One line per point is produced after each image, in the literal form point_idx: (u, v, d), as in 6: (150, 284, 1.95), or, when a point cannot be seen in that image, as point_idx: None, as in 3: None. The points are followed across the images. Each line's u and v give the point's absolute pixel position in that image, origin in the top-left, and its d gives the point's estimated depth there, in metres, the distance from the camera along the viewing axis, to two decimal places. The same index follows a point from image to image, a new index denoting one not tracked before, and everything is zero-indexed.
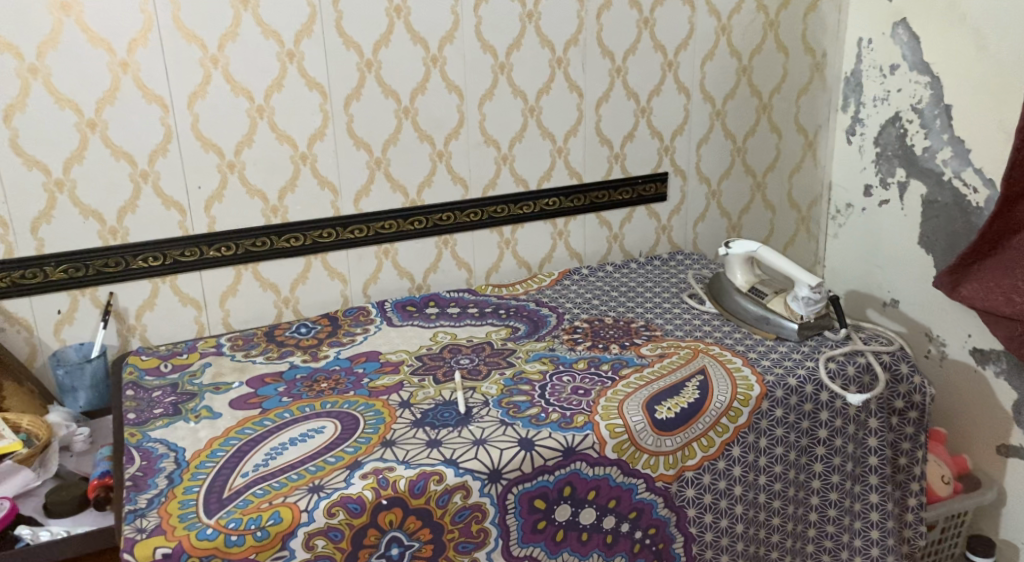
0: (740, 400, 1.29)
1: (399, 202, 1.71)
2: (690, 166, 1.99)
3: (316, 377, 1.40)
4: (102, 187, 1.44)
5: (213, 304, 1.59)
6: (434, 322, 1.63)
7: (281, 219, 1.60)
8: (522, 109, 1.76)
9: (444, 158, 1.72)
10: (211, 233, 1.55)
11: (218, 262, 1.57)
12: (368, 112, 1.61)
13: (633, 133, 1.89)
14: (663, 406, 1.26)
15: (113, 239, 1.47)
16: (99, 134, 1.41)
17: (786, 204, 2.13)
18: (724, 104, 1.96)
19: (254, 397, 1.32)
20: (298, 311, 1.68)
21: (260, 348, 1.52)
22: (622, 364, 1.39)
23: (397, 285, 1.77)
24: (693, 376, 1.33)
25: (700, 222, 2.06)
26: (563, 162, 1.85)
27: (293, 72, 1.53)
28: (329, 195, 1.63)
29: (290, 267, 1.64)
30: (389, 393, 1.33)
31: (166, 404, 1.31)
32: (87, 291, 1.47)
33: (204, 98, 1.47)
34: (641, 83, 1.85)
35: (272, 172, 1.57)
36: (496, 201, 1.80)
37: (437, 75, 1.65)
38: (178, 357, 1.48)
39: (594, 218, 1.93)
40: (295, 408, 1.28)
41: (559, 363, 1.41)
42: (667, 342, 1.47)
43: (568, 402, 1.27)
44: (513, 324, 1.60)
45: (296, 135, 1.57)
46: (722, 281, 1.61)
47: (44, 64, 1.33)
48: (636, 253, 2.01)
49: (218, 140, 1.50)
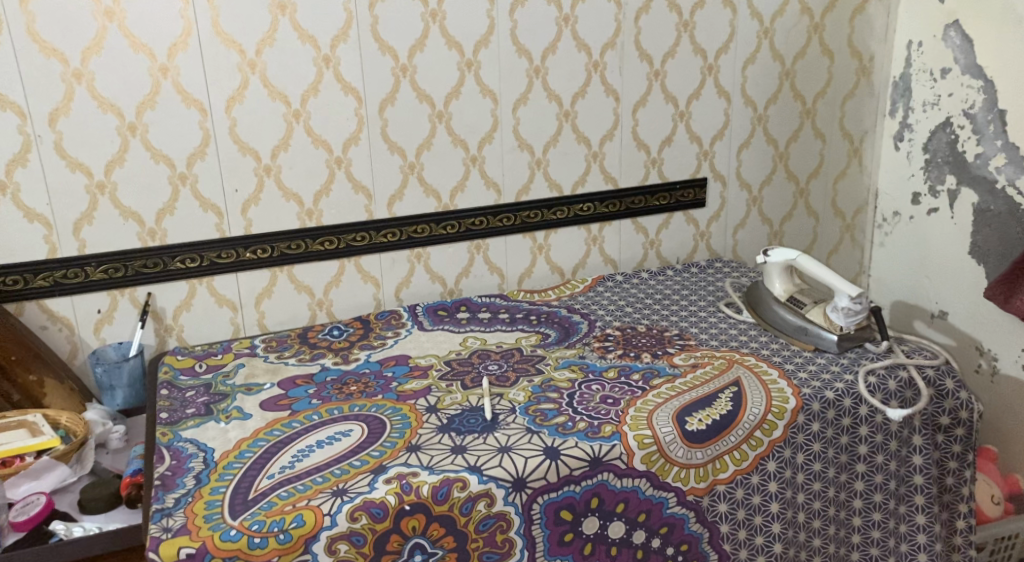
0: (775, 413, 1.25)
1: (433, 206, 1.71)
2: (730, 172, 1.95)
3: (345, 380, 1.40)
4: (143, 190, 1.47)
5: (248, 305, 1.61)
6: (465, 327, 1.62)
7: (316, 222, 1.62)
8: (557, 113, 1.75)
9: (478, 163, 1.72)
10: (247, 236, 1.57)
11: (253, 264, 1.59)
12: (403, 116, 1.62)
13: (671, 138, 1.86)
14: (694, 418, 1.23)
15: (153, 240, 1.50)
16: (140, 137, 1.44)
17: (830, 211, 2.08)
18: (766, 109, 1.92)
19: (285, 399, 1.33)
20: (331, 313, 1.69)
21: (293, 350, 1.53)
22: (653, 374, 1.36)
23: (429, 289, 1.77)
24: (727, 388, 1.30)
25: (740, 228, 2.01)
26: (598, 167, 1.83)
27: (329, 77, 1.54)
28: (363, 199, 1.64)
29: (324, 270, 1.65)
30: (417, 397, 1.33)
31: (198, 404, 1.33)
32: (126, 291, 1.50)
33: (242, 103, 1.49)
34: (680, 87, 1.82)
35: (307, 176, 1.58)
36: (530, 206, 1.79)
37: (472, 80, 1.65)
38: (213, 358, 1.50)
39: (630, 224, 1.90)
40: (323, 411, 1.29)
41: (589, 371, 1.39)
42: (701, 351, 1.44)
43: (596, 411, 1.25)
44: (544, 330, 1.58)
45: (331, 140, 1.58)
46: (760, 290, 1.57)
47: (88, 69, 1.37)
48: (672, 260, 1.97)
49: (255, 144, 1.52)
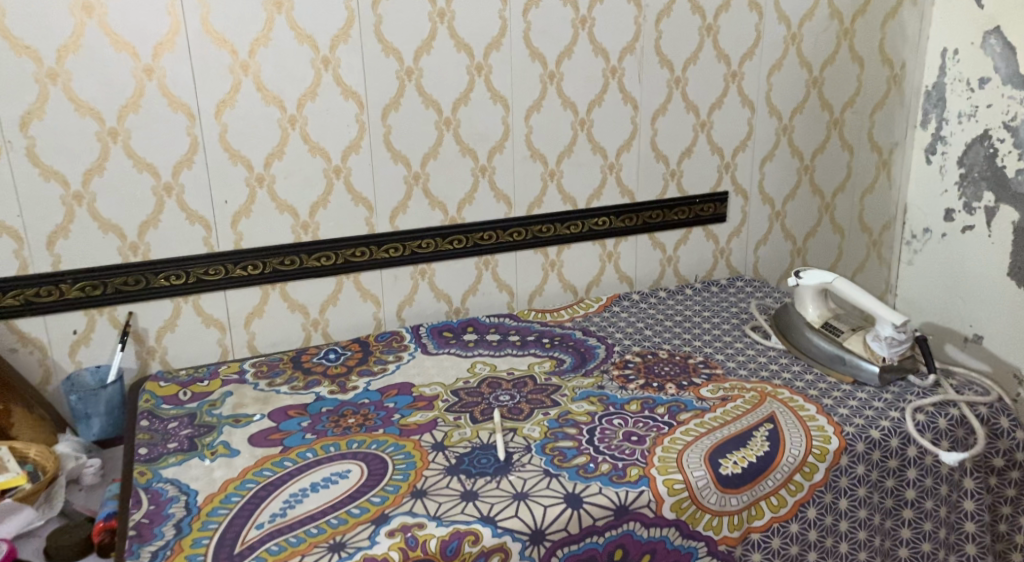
0: (816, 454, 1.13)
1: (439, 219, 1.60)
2: (753, 185, 1.84)
3: (342, 412, 1.28)
4: (124, 201, 1.35)
5: (238, 325, 1.49)
6: (472, 351, 1.51)
7: (312, 236, 1.50)
8: (572, 121, 1.64)
9: (487, 173, 1.61)
10: (238, 250, 1.45)
11: (244, 282, 1.47)
12: (408, 122, 1.51)
13: (691, 149, 1.75)
14: (728, 460, 1.10)
15: (134, 255, 1.38)
16: (121, 144, 1.32)
17: (856, 227, 1.97)
18: (792, 119, 1.81)
19: (276, 433, 1.21)
20: (327, 334, 1.57)
21: (285, 376, 1.41)
22: (680, 408, 1.24)
23: (434, 308, 1.65)
24: (762, 424, 1.18)
25: (761, 245, 1.90)
26: (614, 178, 1.71)
27: (329, 80, 1.42)
28: (364, 212, 1.53)
29: (321, 287, 1.53)
30: (421, 433, 1.21)
31: (181, 438, 1.21)
32: (104, 311, 1.38)
33: (233, 107, 1.37)
34: (702, 95, 1.71)
35: (304, 187, 1.47)
36: (541, 219, 1.68)
37: (482, 84, 1.54)
38: (198, 384, 1.38)
39: (647, 240, 1.79)
40: (318, 448, 1.17)
41: (609, 404, 1.27)
42: (729, 381, 1.32)
43: (620, 452, 1.13)
44: (558, 356, 1.47)
45: (330, 148, 1.46)
46: (791, 314, 1.45)
47: (64, 68, 1.25)
48: (691, 277, 1.86)
49: (247, 151, 1.40)
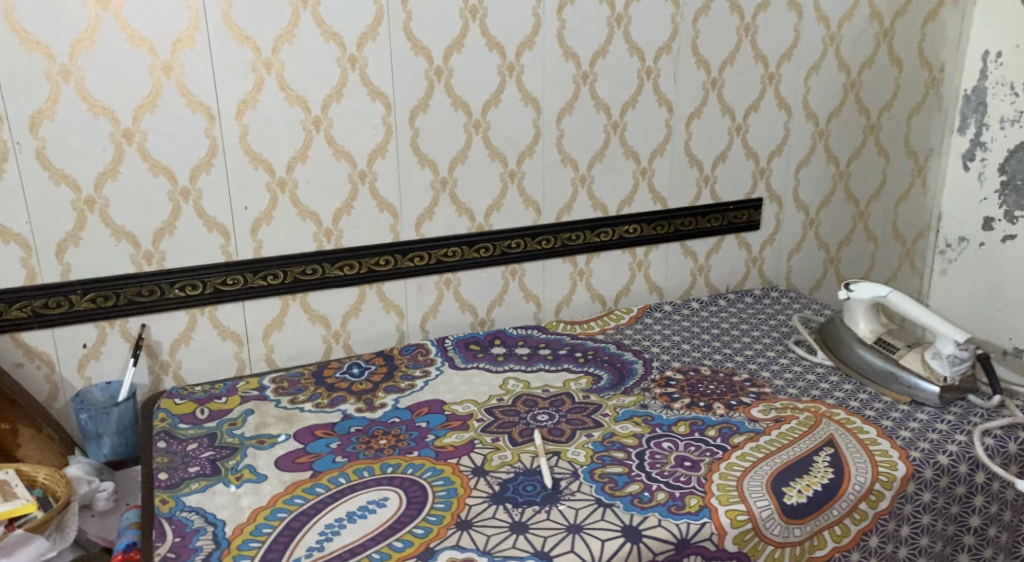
0: (883, 481, 1.06)
1: (466, 226, 1.52)
2: (787, 192, 1.78)
3: (372, 432, 1.21)
4: (138, 206, 1.27)
5: (255, 338, 1.41)
6: (503, 366, 1.44)
7: (335, 244, 1.42)
8: (605, 124, 1.57)
9: (517, 178, 1.53)
10: (257, 259, 1.37)
11: (264, 292, 1.39)
12: (435, 124, 1.43)
13: (726, 154, 1.69)
14: (792, 489, 1.03)
15: (148, 264, 1.30)
16: (137, 146, 1.24)
17: (890, 235, 1.90)
18: (828, 123, 1.75)
19: (304, 456, 1.14)
20: (348, 347, 1.50)
21: (308, 393, 1.33)
22: (732, 430, 1.17)
23: (458, 320, 1.58)
24: (822, 449, 1.11)
25: (794, 254, 1.84)
26: (647, 184, 1.64)
27: (356, 80, 1.35)
28: (389, 219, 1.45)
29: (342, 298, 1.46)
30: (458, 456, 1.14)
31: (203, 461, 1.13)
32: (116, 323, 1.29)
33: (254, 108, 1.29)
34: (738, 98, 1.65)
35: (327, 192, 1.39)
36: (571, 227, 1.61)
37: (513, 85, 1.47)
38: (215, 402, 1.30)
39: (678, 248, 1.72)
40: (351, 473, 1.10)
41: (655, 425, 1.20)
42: (781, 401, 1.25)
43: (675, 479, 1.06)
44: (594, 371, 1.40)
45: (355, 151, 1.39)
46: (840, 330, 1.39)
47: (77, 65, 1.17)
48: (722, 287, 1.80)
49: (268, 155, 1.33)
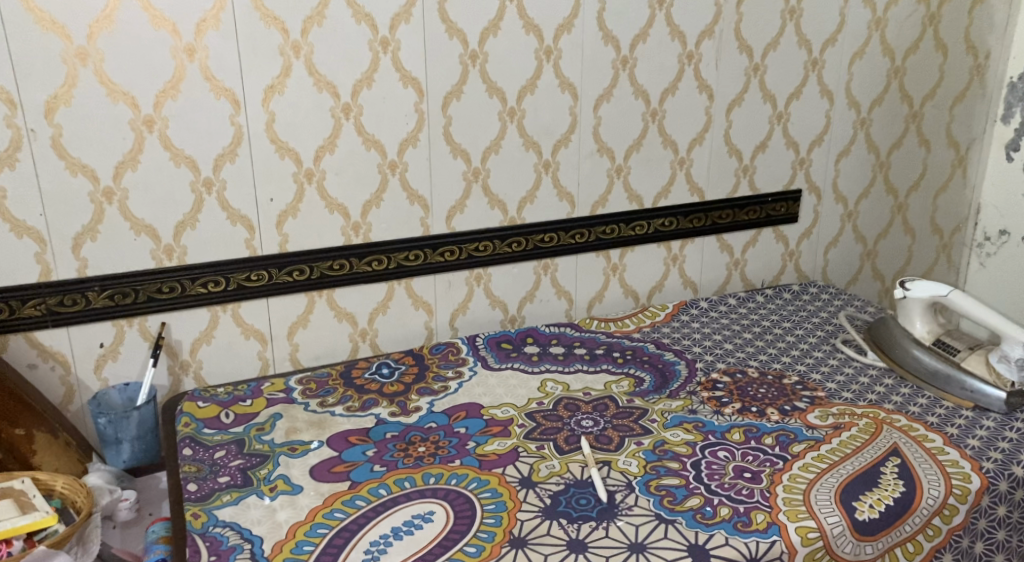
0: (956, 495, 1.02)
1: (498, 220, 1.45)
2: (826, 183, 1.73)
3: (409, 438, 1.14)
4: (159, 198, 1.19)
5: (280, 337, 1.34)
6: (539, 366, 1.37)
7: (363, 238, 1.35)
8: (643, 112, 1.50)
9: (551, 169, 1.47)
10: (282, 254, 1.30)
11: (289, 288, 1.32)
12: (469, 112, 1.36)
13: (766, 143, 1.64)
14: (863, 503, 0.99)
15: (169, 259, 1.22)
16: (158, 134, 1.16)
17: (928, 228, 1.84)
18: (870, 112, 1.70)
19: (340, 465, 1.08)
20: (375, 345, 1.43)
21: (338, 394, 1.26)
22: (790, 438, 1.13)
23: (489, 317, 1.51)
24: (888, 460, 1.07)
25: (831, 247, 1.80)
26: (684, 175, 1.58)
27: (387, 64, 1.28)
28: (420, 211, 1.38)
29: (370, 295, 1.39)
30: (503, 465, 1.08)
31: (233, 470, 1.06)
32: (135, 321, 1.22)
33: (282, 93, 1.22)
34: (780, 85, 1.60)
35: (356, 184, 1.32)
36: (606, 220, 1.54)
37: (550, 71, 1.40)
38: (240, 405, 1.23)
39: (715, 242, 1.67)
40: (392, 483, 1.04)
41: (707, 432, 1.15)
42: (837, 406, 1.22)
43: (737, 493, 1.01)
44: (636, 373, 1.34)
45: (386, 140, 1.32)
46: (893, 330, 1.35)
47: (95, 47, 1.09)
48: (757, 282, 1.76)
49: (295, 144, 1.26)
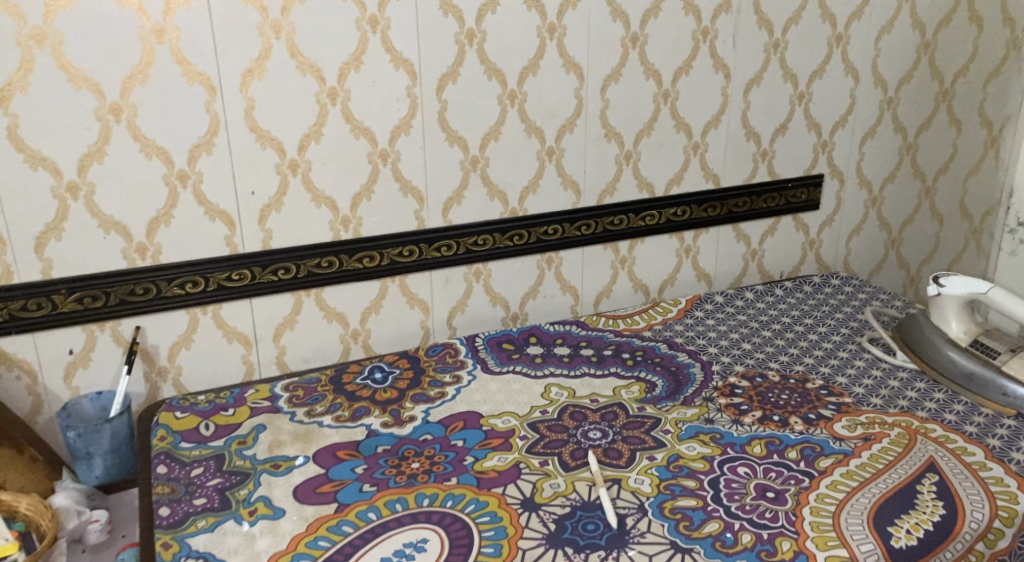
0: (1002, 518, 0.93)
1: (499, 212, 1.35)
2: (850, 167, 1.63)
3: (402, 453, 1.06)
4: (129, 193, 1.10)
5: (265, 339, 1.25)
6: (543, 369, 1.28)
7: (353, 233, 1.26)
8: (655, 93, 1.40)
9: (555, 156, 1.36)
10: (266, 251, 1.21)
11: (274, 288, 1.23)
12: (466, 95, 1.26)
13: (786, 125, 1.53)
14: (899, 529, 0.90)
15: (142, 259, 1.13)
16: (126, 123, 1.06)
17: (956, 213, 1.74)
18: (898, 90, 1.60)
19: (326, 485, 0.99)
20: (368, 347, 1.34)
21: (327, 403, 1.18)
22: (816, 451, 1.04)
23: (489, 315, 1.42)
24: (925, 477, 0.99)
25: (855, 235, 1.70)
26: (698, 160, 1.48)
27: (377, 44, 1.17)
28: (414, 204, 1.28)
29: (362, 294, 1.30)
30: (503, 485, 0.99)
31: (209, 491, 0.98)
32: (106, 326, 1.13)
33: (261, 77, 1.12)
34: (801, 63, 1.49)
35: (344, 175, 1.22)
36: (614, 209, 1.44)
37: (554, 50, 1.29)
38: (222, 415, 1.14)
39: (730, 231, 1.57)
40: (382, 506, 0.95)
41: (726, 446, 1.06)
42: (866, 414, 1.12)
43: (760, 516, 0.92)
44: (648, 377, 1.25)
45: (376, 128, 1.22)
46: (924, 330, 1.25)
47: (53, 28, 0.99)
48: (776, 273, 1.66)
49: (278, 132, 1.16)
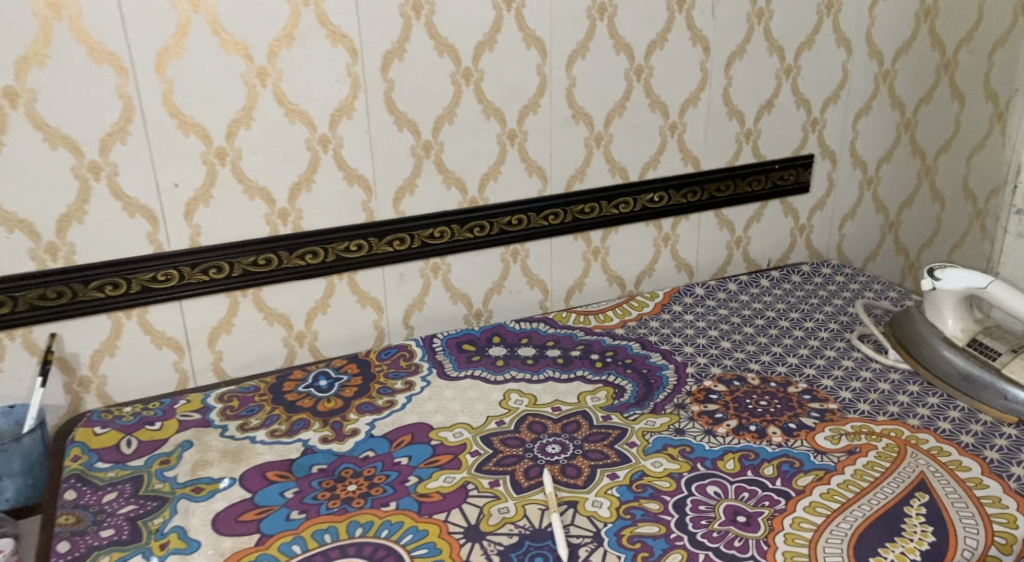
0: (999, 545, 0.81)
1: (457, 201, 1.24)
2: (843, 147, 1.51)
3: (339, 474, 0.96)
4: (34, 187, 0.99)
5: (199, 345, 1.15)
6: (503, 373, 1.18)
7: (292, 227, 1.15)
8: (627, 69, 1.28)
9: (518, 140, 1.25)
10: (195, 249, 1.10)
11: (206, 289, 1.12)
12: (415, 74, 1.14)
13: (772, 102, 1.41)
14: (883, 559, 0.80)
15: (54, 259, 1.03)
16: (24, 110, 0.95)
17: (959, 194, 1.63)
18: (895, 62, 1.48)
19: (250, 512, 0.89)
20: (316, 350, 1.23)
21: (263, 414, 1.08)
22: (795, 467, 0.94)
23: (450, 313, 1.31)
24: (914, 498, 0.88)
25: (848, 219, 1.59)
26: (676, 141, 1.37)
27: (310, 18, 1.06)
28: (361, 194, 1.17)
29: (306, 293, 1.19)
30: (446, 510, 0.89)
31: (120, 521, 0.88)
32: (16, 334, 1.03)
33: (179, 57, 1.01)
34: (788, 34, 1.37)
35: (280, 163, 1.11)
36: (585, 196, 1.33)
37: (512, 22, 1.17)
38: (147, 430, 1.04)
39: (712, 218, 1.46)
40: (308, 537, 0.85)
41: (696, 461, 0.96)
42: (851, 423, 1.02)
43: (728, 546, 0.82)
44: (616, 382, 1.14)
45: (313, 111, 1.10)
46: (919, 326, 1.14)
47: None
48: (763, 262, 1.55)
49: (202, 118, 1.04)
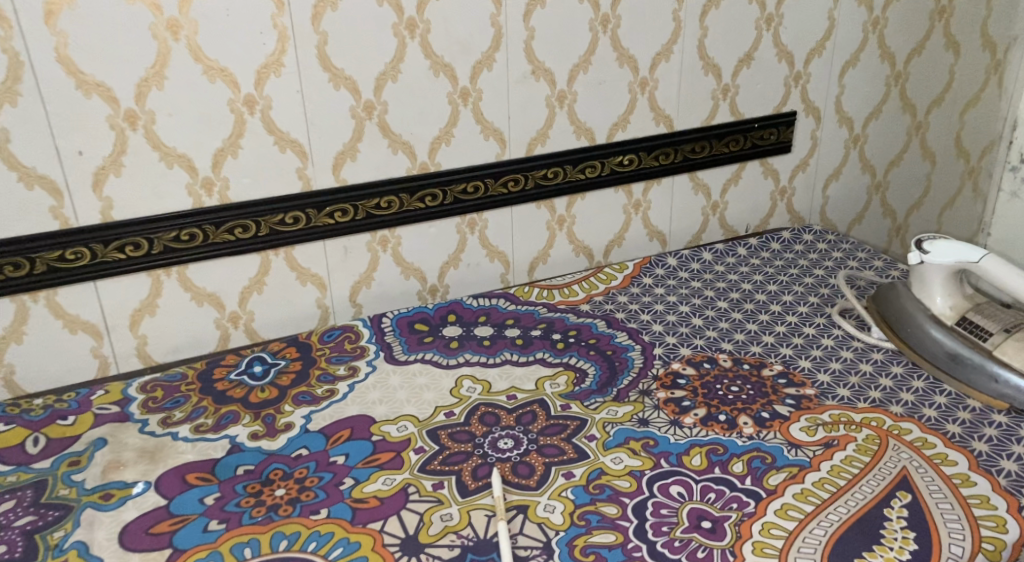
0: (987, 552, 0.74)
1: (405, 167, 1.13)
2: (828, 103, 1.41)
3: (267, 476, 0.87)
4: None
5: (119, 329, 1.04)
6: (456, 356, 1.08)
7: (219, 198, 1.04)
8: (591, 19, 1.16)
9: (471, 98, 1.13)
10: (107, 224, 0.98)
11: (123, 269, 1.01)
12: (351, 26, 1.02)
13: (751, 55, 1.30)
14: None
15: None
16: None
17: (950, 151, 1.53)
18: (885, 9, 1.36)
19: (164, 523, 0.80)
20: (253, 332, 1.13)
21: (189, 407, 0.98)
22: (766, 464, 0.86)
23: (401, 289, 1.21)
24: (895, 499, 0.80)
25: (833, 181, 1.49)
26: (647, 99, 1.25)
27: None
28: (295, 161, 1.06)
29: (238, 270, 1.08)
30: (382, 518, 0.80)
31: (14, 535, 0.78)
32: None
33: (72, 7, 0.88)
34: None
35: (200, 127, 0.99)
36: (547, 160, 1.22)
37: None
38: (57, 425, 0.95)
39: (687, 181, 1.35)
40: (226, 552, 0.76)
41: (660, 457, 0.87)
42: (829, 411, 0.94)
43: (690, 557, 0.74)
44: (578, 365, 1.05)
45: (236, 69, 0.98)
46: (904, 302, 1.05)
47: None
48: (741, 228, 1.45)
49: (105, 77, 0.92)
